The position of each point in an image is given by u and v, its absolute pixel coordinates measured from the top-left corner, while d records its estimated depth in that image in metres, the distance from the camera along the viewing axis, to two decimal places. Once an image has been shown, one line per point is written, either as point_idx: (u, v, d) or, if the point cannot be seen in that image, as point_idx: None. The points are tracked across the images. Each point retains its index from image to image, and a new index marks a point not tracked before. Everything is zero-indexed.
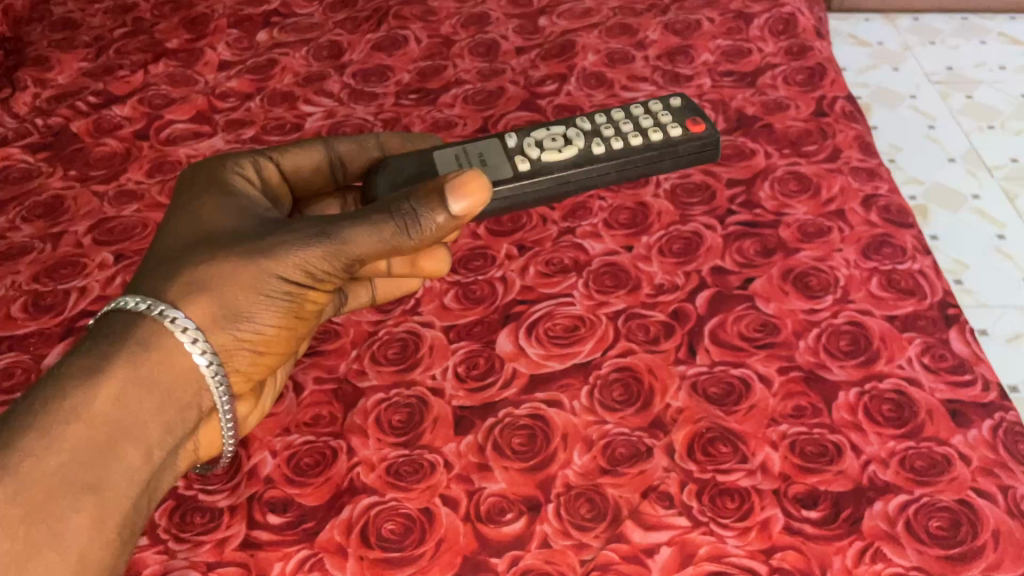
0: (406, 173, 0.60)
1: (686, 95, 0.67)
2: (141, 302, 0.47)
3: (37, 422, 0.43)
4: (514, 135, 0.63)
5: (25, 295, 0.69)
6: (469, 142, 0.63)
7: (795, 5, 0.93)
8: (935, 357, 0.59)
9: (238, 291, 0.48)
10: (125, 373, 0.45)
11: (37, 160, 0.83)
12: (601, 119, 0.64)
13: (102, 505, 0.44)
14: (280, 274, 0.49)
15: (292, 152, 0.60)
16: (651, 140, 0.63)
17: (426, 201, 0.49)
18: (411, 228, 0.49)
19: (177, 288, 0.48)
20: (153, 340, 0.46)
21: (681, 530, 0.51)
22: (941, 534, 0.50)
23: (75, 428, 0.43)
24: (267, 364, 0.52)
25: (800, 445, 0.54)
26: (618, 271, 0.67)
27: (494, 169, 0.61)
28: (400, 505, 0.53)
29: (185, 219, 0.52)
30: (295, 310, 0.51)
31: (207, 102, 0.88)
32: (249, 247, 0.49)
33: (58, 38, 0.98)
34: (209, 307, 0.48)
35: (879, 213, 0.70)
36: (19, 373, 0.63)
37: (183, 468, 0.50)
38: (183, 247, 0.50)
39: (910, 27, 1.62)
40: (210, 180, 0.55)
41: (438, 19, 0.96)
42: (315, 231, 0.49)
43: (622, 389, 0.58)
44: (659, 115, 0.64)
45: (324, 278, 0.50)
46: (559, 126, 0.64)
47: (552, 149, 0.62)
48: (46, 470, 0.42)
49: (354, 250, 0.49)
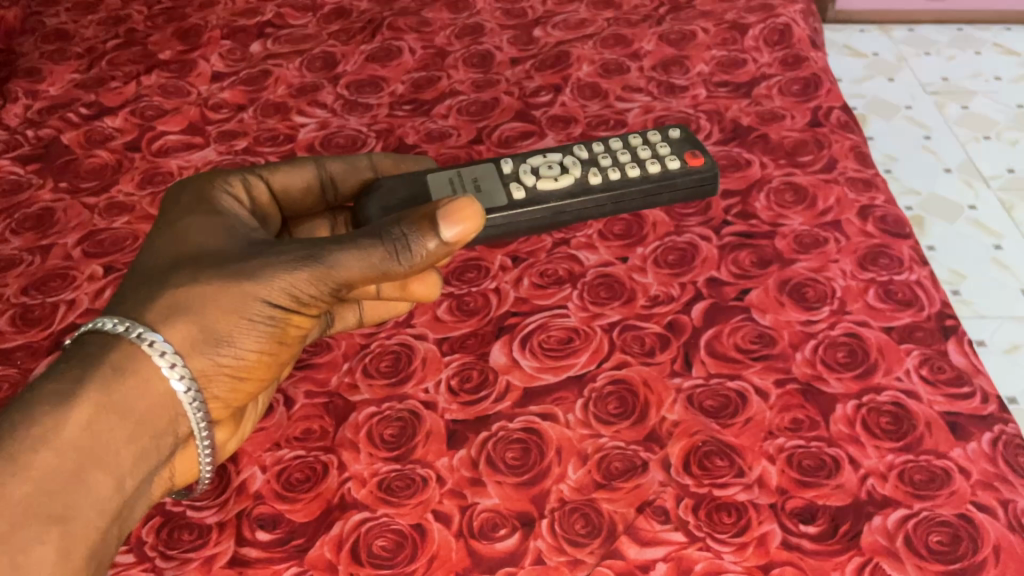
0: (399, 197, 0.60)
1: (688, 128, 0.66)
2: (119, 324, 0.46)
3: (4, 450, 0.42)
4: (510, 160, 0.63)
5: (13, 308, 0.69)
6: (465, 166, 0.63)
7: (790, 16, 0.93)
8: (934, 369, 0.59)
9: (220, 314, 0.48)
10: (98, 398, 0.45)
11: (27, 172, 0.82)
12: (600, 148, 0.64)
13: (69, 537, 0.42)
14: (265, 297, 0.48)
15: (282, 171, 0.60)
16: (649, 172, 0.62)
17: (417, 226, 0.48)
18: (401, 252, 0.48)
19: (156, 310, 0.47)
20: (130, 365, 0.46)
21: (677, 546, 0.50)
22: (941, 549, 0.49)
23: (43, 455, 0.43)
24: (248, 389, 0.51)
25: (797, 458, 0.54)
26: (613, 282, 0.66)
27: (489, 196, 0.61)
28: (392, 521, 0.52)
29: (169, 238, 0.51)
30: (278, 334, 0.50)
31: (200, 113, 0.87)
32: (233, 271, 0.48)
33: (50, 50, 0.98)
34: (188, 330, 0.47)
35: (875, 224, 0.70)
36: (5, 387, 0.62)
37: (158, 495, 0.49)
38: (166, 266, 0.49)
39: (905, 38, 1.62)
40: (197, 198, 0.54)
41: (432, 31, 0.96)
42: (301, 254, 0.48)
43: (618, 402, 0.57)
44: (658, 147, 0.64)
45: (310, 302, 0.49)
46: (556, 153, 0.64)
47: (548, 177, 0.61)
48: (12, 500, 0.41)
49: (341, 274, 0.48)
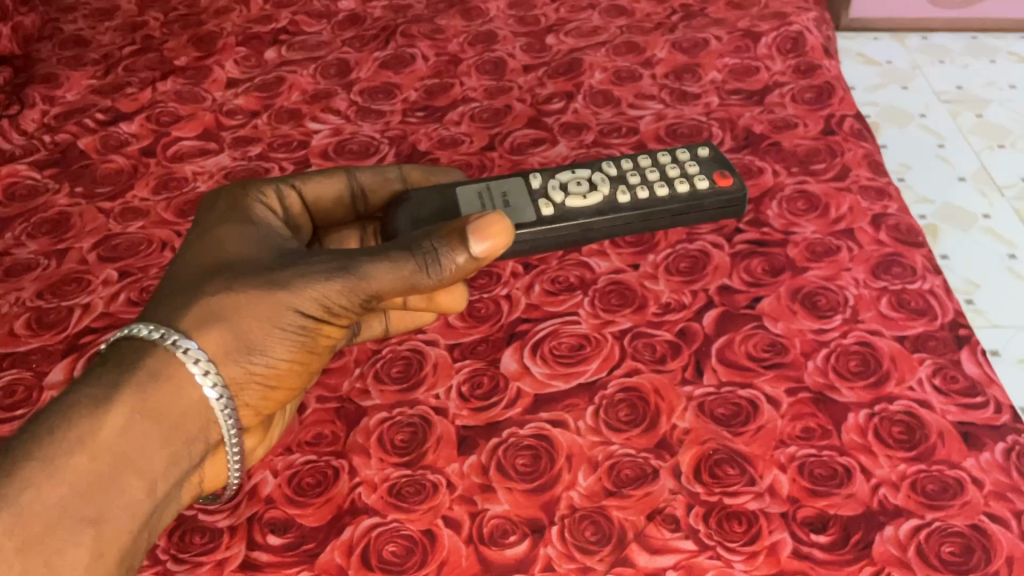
0: (428, 209, 0.60)
1: (716, 146, 0.66)
2: (155, 331, 0.47)
3: (41, 451, 0.42)
4: (538, 176, 0.63)
5: (28, 312, 0.69)
6: (494, 179, 0.63)
7: (803, 24, 0.93)
8: (946, 379, 0.58)
9: (253, 323, 0.48)
10: (133, 402, 0.45)
11: (43, 176, 0.83)
12: (628, 165, 0.64)
13: (102, 539, 0.43)
14: (297, 307, 0.48)
15: (314, 181, 0.60)
16: (678, 192, 0.62)
17: (448, 241, 0.49)
18: (431, 266, 0.48)
19: (191, 317, 0.47)
20: (165, 370, 0.46)
21: (687, 554, 0.50)
22: (953, 559, 0.49)
23: (79, 458, 0.42)
24: (278, 398, 0.52)
25: (809, 468, 0.53)
26: (624, 289, 0.66)
27: (517, 211, 0.61)
28: (402, 527, 0.52)
29: (203, 246, 0.52)
30: (309, 344, 0.51)
31: (214, 119, 0.88)
32: (267, 280, 0.48)
33: (68, 56, 0.99)
34: (222, 338, 0.48)
35: (888, 232, 0.69)
36: (20, 391, 0.63)
37: (188, 500, 0.49)
38: (200, 274, 0.49)
39: (919, 45, 1.62)
40: (231, 207, 0.55)
41: (446, 38, 0.96)
42: (333, 265, 0.49)
43: (629, 409, 0.57)
44: (686, 166, 0.63)
45: (341, 313, 0.50)
46: (585, 170, 0.63)
47: (577, 194, 0.61)
48: (47, 501, 0.41)
49: (373, 285, 0.49)
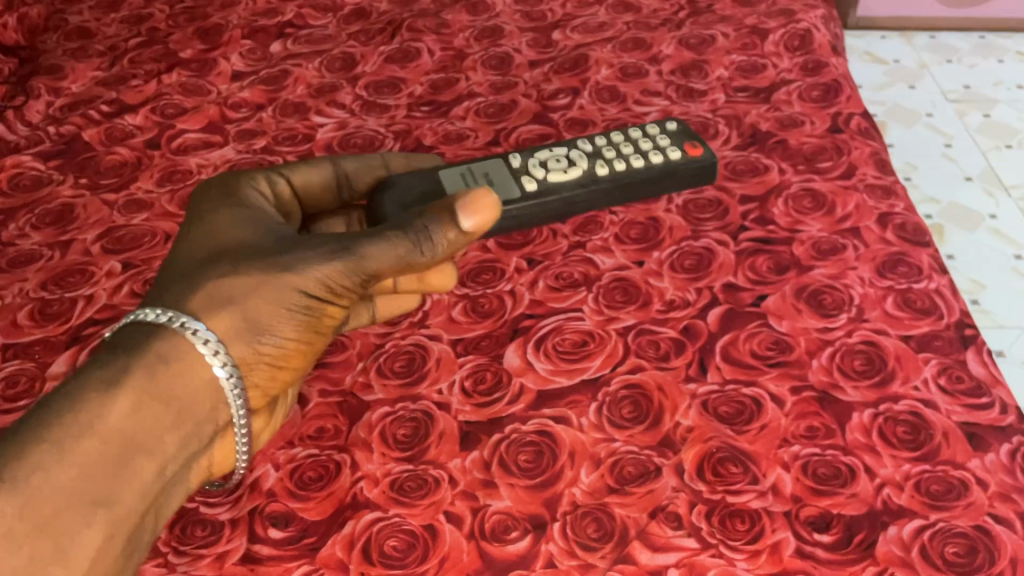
0: (416, 191, 0.60)
1: (682, 120, 0.67)
2: (161, 314, 0.47)
3: (51, 433, 0.42)
4: (517, 155, 0.63)
5: (31, 303, 0.69)
6: (474, 161, 0.63)
7: (810, 21, 0.93)
8: (952, 379, 0.58)
9: (260, 304, 0.48)
10: (142, 385, 0.45)
11: (48, 168, 0.83)
12: (601, 141, 0.65)
13: (112, 521, 0.42)
14: (302, 287, 0.48)
15: (303, 168, 0.60)
16: (652, 163, 0.63)
17: (437, 219, 0.50)
18: (424, 243, 0.49)
19: (198, 300, 0.47)
20: (173, 352, 0.46)
21: (689, 552, 0.50)
22: (958, 560, 0.49)
23: (89, 441, 0.42)
24: (284, 379, 0.51)
25: (812, 467, 0.53)
26: (629, 286, 0.66)
27: (503, 189, 0.61)
28: (403, 521, 0.52)
29: (201, 232, 0.51)
30: (315, 324, 0.51)
31: (219, 111, 0.88)
32: (271, 262, 0.48)
33: (73, 47, 0.99)
34: (230, 319, 0.47)
35: (894, 231, 0.69)
36: (23, 382, 0.63)
37: (196, 484, 0.49)
38: (202, 260, 0.49)
39: (927, 44, 1.61)
40: (225, 195, 0.54)
41: (451, 32, 0.96)
42: (334, 245, 0.49)
43: (632, 406, 0.57)
44: (657, 139, 0.65)
45: (344, 293, 0.50)
46: (561, 147, 0.64)
47: (558, 169, 0.62)
48: (57, 484, 0.41)
49: (373, 264, 0.49)
